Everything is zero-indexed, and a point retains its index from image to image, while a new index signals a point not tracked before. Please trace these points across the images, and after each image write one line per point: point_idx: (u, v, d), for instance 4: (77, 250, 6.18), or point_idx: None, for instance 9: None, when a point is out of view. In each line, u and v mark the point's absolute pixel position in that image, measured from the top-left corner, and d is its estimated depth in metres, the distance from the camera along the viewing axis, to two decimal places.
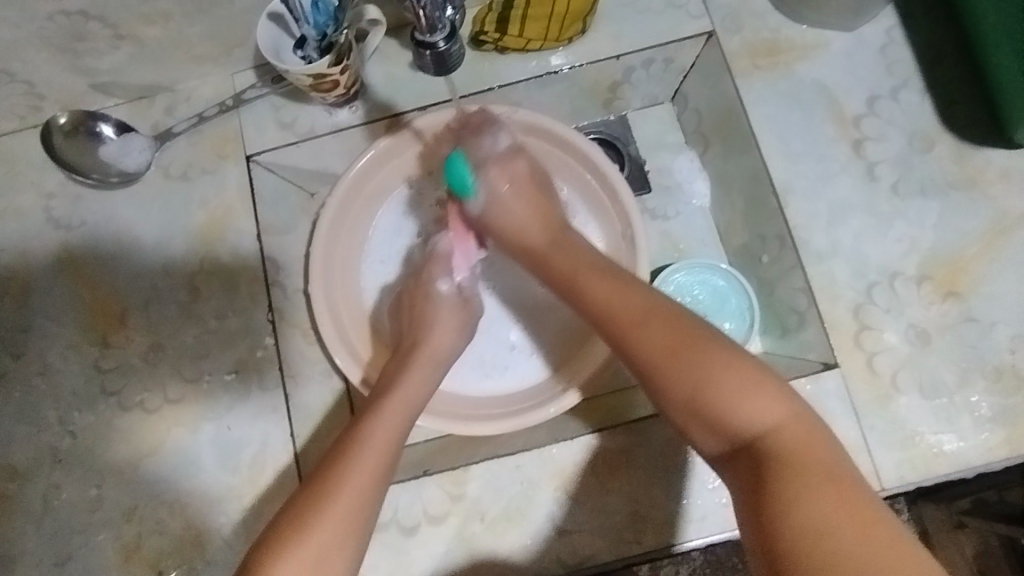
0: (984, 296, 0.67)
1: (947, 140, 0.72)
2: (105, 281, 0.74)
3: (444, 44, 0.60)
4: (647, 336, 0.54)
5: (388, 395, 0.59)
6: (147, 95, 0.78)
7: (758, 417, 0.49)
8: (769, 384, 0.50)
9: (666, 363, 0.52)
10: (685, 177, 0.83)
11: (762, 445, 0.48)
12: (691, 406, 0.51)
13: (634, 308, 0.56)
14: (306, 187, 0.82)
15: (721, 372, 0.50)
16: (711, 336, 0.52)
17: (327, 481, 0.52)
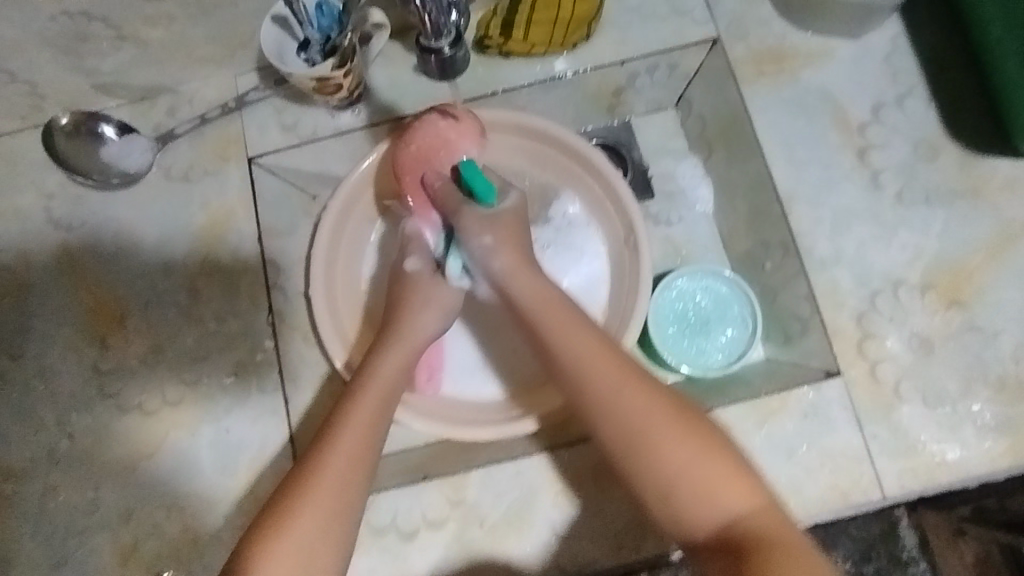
0: (987, 305, 0.67)
1: (951, 149, 0.71)
2: (105, 282, 0.74)
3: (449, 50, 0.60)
4: (638, 411, 0.54)
5: (368, 385, 0.60)
6: (149, 96, 0.78)
7: (736, 503, 0.50)
8: (743, 474, 0.51)
9: (648, 442, 0.53)
10: (687, 184, 0.83)
11: (739, 531, 0.49)
12: (673, 487, 0.51)
13: (623, 379, 0.56)
14: (308, 189, 0.80)
15: (705, 459, 0.52)
16: (689, 418, 0.54)
17: (309, 475, 0.53)
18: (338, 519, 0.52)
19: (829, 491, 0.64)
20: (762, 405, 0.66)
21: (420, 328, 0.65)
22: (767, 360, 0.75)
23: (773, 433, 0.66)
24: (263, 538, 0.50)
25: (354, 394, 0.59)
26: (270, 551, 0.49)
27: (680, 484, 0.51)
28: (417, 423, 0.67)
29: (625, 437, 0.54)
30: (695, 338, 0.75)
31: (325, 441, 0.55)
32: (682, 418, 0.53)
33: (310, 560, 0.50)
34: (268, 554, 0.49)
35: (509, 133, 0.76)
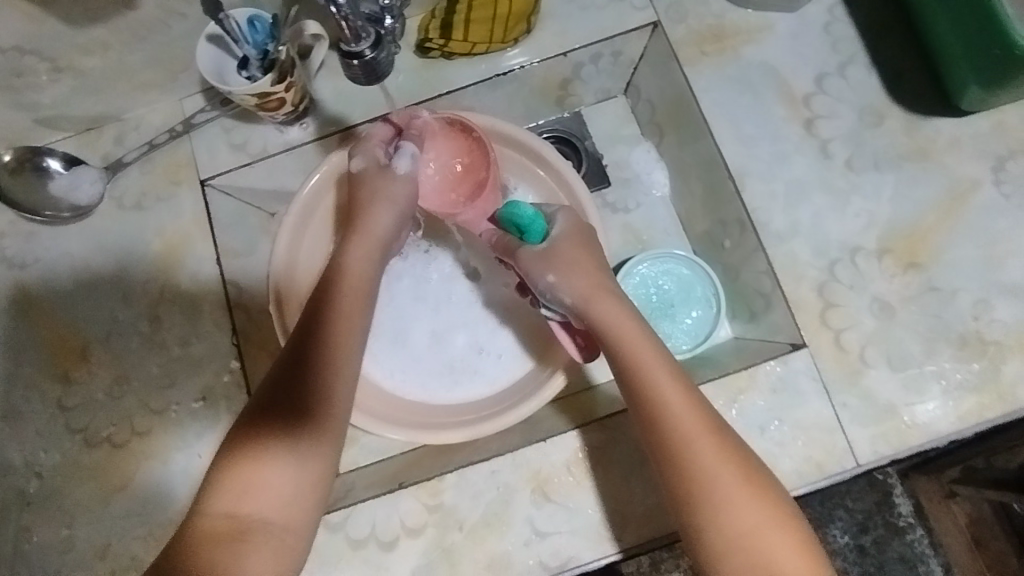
0: (944, 265, 0.68)
1: (896, 114, 0.72)
2: (64, 317, 0.73)
3: (372, 52, 0.58)
4: (707, 463, 0.53)
5: (345, 269, 0.62)
6: (94, 126, 0.77)
7: (788, 561, 0.50)
8: (804, 549, 0.51)
9: (723, 493, 0.52)
10: (643, 169, 0.84)
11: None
12: (729, 535, 0.51)
13: (698, 422, 0.55)
14: (265, 208, 0.83)
15: (771, 526, 0.51)
16: (764, 485, 0.53)
17: (308, 360, 0.55)
18: (340, 406, 0.55)
19: (804, 463, 0.64)
20: (730, 383, 0.66)
21: (371, 231, 0.65)
22: (734, 338, 0.76)
23: (744, 410, 0.66)
24: (276, 424, 0.53)
25: (339, 280, 0.61)
26: (282, 432, 0.53)
27: (737, 535, 0.51)
28: (391, 432, 0.67)
29: (690, 479, 0.53)
30: (660, 322, 0.77)
31: (318, 327, 0.57)
32: (750, 475, 0.53)
33: (321, 433, 0.54)
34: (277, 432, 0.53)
35: None
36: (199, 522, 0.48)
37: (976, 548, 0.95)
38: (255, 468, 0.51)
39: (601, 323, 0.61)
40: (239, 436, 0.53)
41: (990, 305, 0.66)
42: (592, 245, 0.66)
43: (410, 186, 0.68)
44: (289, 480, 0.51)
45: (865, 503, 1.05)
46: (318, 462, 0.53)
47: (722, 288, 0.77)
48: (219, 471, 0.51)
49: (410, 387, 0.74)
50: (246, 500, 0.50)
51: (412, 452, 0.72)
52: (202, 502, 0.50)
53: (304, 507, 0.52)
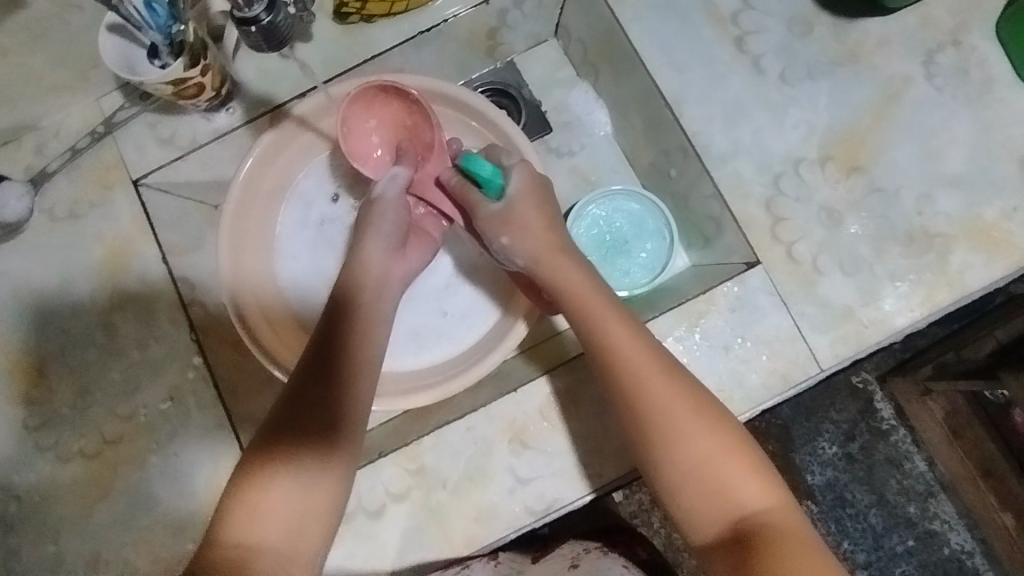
0: (885, 165, 0.68)
1: (824, 20, 0.71)
2: (13, 338, 0.71)
3: (268, 16, 0.59)
4: (675, 408, 0.54)
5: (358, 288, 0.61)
6: (11, 138, 0.74)
7: (751, 493, 0.51)
8: (758, 470, 0.52)
9: (682, 427, 0.53)
10: (583, 109, 0.83)
11: (751, 521, 0.50)
12: (694, 473, 0.52)
13: (653, 367, 0.55)
14: (208, 200, 0.78)
15: (724, 453, 0.52)
16: (715, 413, 0.54)
17: (327, 379, 0.54)
18: (354, 422, 0.54)
19: (769, 376, 0.66)
20: (689, 309, 0.67)
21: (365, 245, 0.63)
22: (691, 265, 0.77)
23: (706, 332, 0.66)
24: (283, 447, 0.51)
25: (353, 296, 0.60)
26: (294, 445, 0.51)
27: (704, 472, 0.52)
28: (369, 404, 0.66)
29: (652, 421, 0.53)
30: (616, 260, 0.77)
31: (328, 342, 0.56)
32: (708, 411, 0.54)
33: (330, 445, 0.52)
34: (290, 445, 0.51)
35: None
36: (218, 546, 0.47)
37: (953, 438, 0.99)
38: (262, 492, 0.49)
39: (562, 284, 0.61)
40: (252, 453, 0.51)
41: (933, 198, 0.67)
42: (548, 198, 0.66)
43: (395, 208, 0.65)
44: (298, 503, 0.49)
45: (849, 413, 1.08)
46: (326, 482, 0.51)
47: (672, 217, 0.78)
48: (235, 491, 0.49)
49: (380, 357, 0.74)
50: (252, 524, 0.47)
51: (390, 421, 0.73)
52: (220, 523, 0.48)
53: (316, 528, 0.49)
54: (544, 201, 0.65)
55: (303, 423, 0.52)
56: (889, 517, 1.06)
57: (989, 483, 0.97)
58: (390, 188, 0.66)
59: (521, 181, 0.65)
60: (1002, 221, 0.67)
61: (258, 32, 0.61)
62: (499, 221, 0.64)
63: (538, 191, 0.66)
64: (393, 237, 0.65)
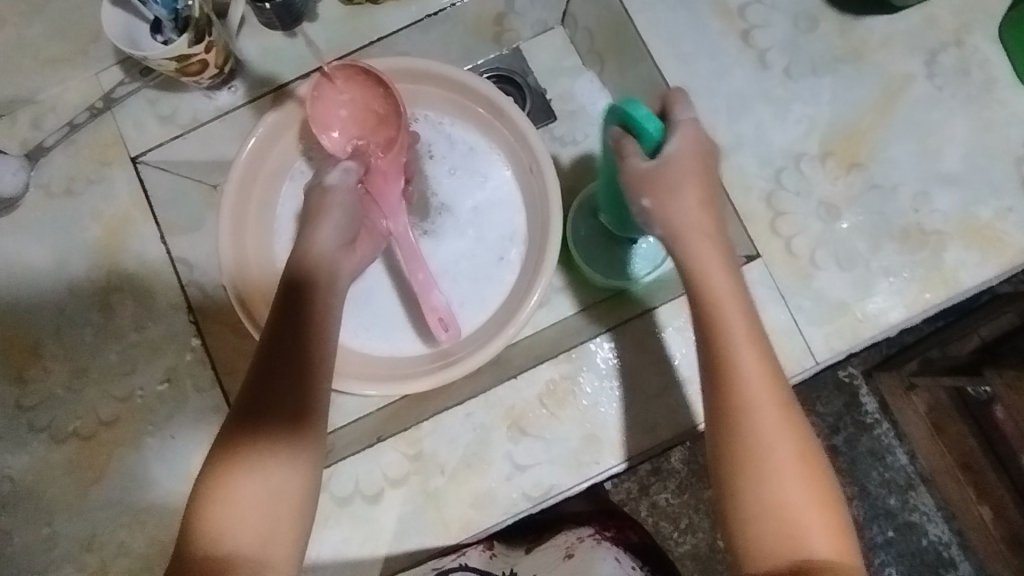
0: (884, 162, 0.69)
1: (830, 17, 0.72)
2: (7, 317, 0.70)
3: None
4: (772, 437, 0.49)
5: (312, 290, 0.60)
6: (6, 112, 0.73)
7: (825, 539, 0.47)
8: (840, 526, 0.48)
9: (786, 463, 0.48)
10: (588, 100, 0.83)
11: (819, 571, 0.46)
12: (771, 509, 0.47)
13: (773, 396, 0.50)
14: (206, 180, 0.77)
15: (814, 500, 0.48)
16: (816, 458, 0.50)
17: (289, 373, 0.54)
18: (315, 426, 0.54)
19: None
20: (688, 300, 0.68)
21: (318, 234, 0.64)
22: None
23: None
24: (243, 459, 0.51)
25: (308, 298, 0.59)
26: (259, 446, 0.52)
27: (778, 507, 0.47)
28: (362, 388, 0.67)
29: (751, 450, 0.49)
30: (615, 251, 0.75)
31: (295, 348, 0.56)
32: (800, 447, 0.49)
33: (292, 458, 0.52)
34: (252, 447, 0.52)
35: None
36: (189, 544, 0.49)
37: (935, 432, 1.01)
38: (226, 504, 0.50)
39: (698, 272, 0.53)
40: (220, 452, 0.52)
41: (929, 196, 0.68)
42: (709, 173, 0.57)
43: (347, 195, 0.66)
44: (262, 514, 0.50)
45: (834, 406, 1.10)
46: (292, 494, 0.52)
47: None
48: (206, 490, 0.51)
49: (378, 342, 0.75)
50: (223, 538, 0.49)
51: (389, 405, 0.72)
52: (191, 517, 0.50)
53: (282, 540, 0.50)
54: (709, 175, 0.57)
55: (267, 419, 0.53)
56: (872, 509, 1.08)
57: (970, 476, 0.99)
58: (342, 178, 0.67)
59: (686, 144, 0.56)
60: (995, 221, 0.68)
61: (273, 10, 0.70)
62: (676, 178, 0.55)
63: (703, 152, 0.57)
64: (348, 225, 0.65)
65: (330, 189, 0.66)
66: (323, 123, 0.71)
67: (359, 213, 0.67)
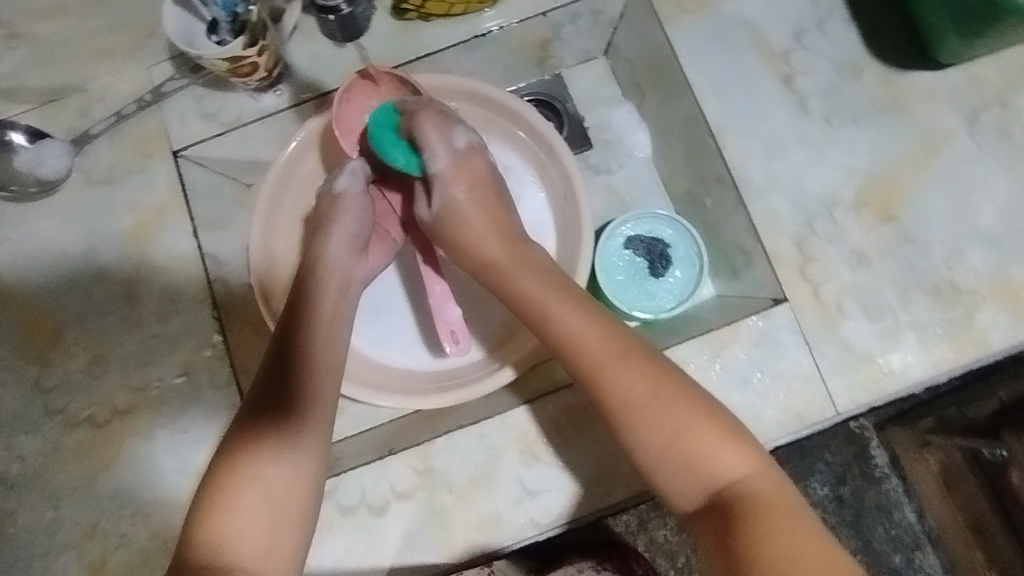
0: (919, 216, 0.69)
1: (874, 68, 0.72)
2: (36, 297, 0.71)
3: (347, 7, 0.72)
4: (636, 385, 0.56)
5: (313, 305, 0.61)
6: (57, 97, 0.74)
7: (731, 463, 0.53)
8: (733, 440, 0.54)
9: (652, 405, 0.55)
10: (625, 131, 0.84)
11: (733, 489, 0.52)
12: (666, 451, 0.54)
13: (613, 350, 0.57)
14: (241, 178, 0.80)
15: (698, 423, 0.54)
16: (682, 385, 0.56)
17: (278, 378, 0.57)
18: (307, 430, 0.55)
19: (785, 414, 0.66)
20: (712, 339, 0.67)
21: (330, 243, 0.66)
22: (716, 296, 0.77)
23: (727, 364, 0.67)
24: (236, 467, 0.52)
25: (306, 311, 0.61)
26: (256, 455, 0.53)
27: (679, 451, 0.54)
28: (377, 400, 0.67)
29: (619, 409, 0.56)
30: (644, 283, 0.77)
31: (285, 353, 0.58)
32: (683, 396, 0.55)
33: (291, 466, 0.53)
34: (252, 456, 0.53)
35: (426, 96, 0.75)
36: (188, 557, 0.49)
37: (947, 492, 1.01)
38: (225, 511, 0.50)
39: (517, 283, 0.63)
40: (219, 466, 0.53)
41: (963, 254, 0.68)
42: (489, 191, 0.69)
43: (361, 202, 0.69)
44: (261, 521, 0.51)
45: (843, 456, 1.08)
46: (292, 500, 0.53)
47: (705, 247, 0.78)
48: (206, 502, 0.51)
49: (396, 354, 0.75)
50: (224, 550, 0.49)
51: (401, 418, 0.72)
52: (189, 531, 0.51)
53: (283, 546, 0.51)
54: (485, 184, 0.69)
55: (263, 426, 0.55)
56: (875, 565, 1.06)
57: (979, 539, 0.98)
58: (353, 184, 0.69)
59: (455, 172, 0.68)
60: None
61: (336, 21, 0.73)
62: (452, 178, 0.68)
63: (473, 166, 0.69)
64: (360, 231, 0.68)
65: (342, 195, 0.69)
66: (349, 127, 0.71)
67: (369, 220, 0.69)
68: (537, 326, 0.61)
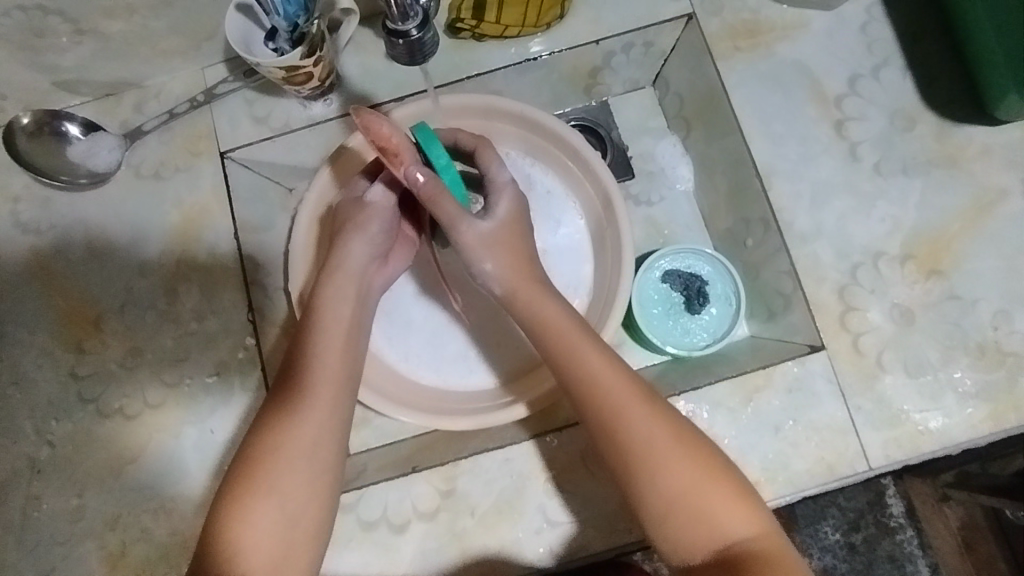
0: (966, 274, 0.68)
1: (928, 119, 0.72)
2: (78, 285, 0.72)
3: (417, 32, 0.60)
4: (652, 432, 0.54)
5: (325, 309, 0.61)
6: (114, 92, 0.76)
7: (739, 524, 0.51)
8: (745, 502, 0.52)
9: (667, 455, 0.53)
10: (668, 163, 0.84)
11: (739, 550, 0.50)
12: (676, 504, 0.52)
13: (632, 395, 0.55)
14: (284, 182, 0.81)
15: (711, 481, 0.52)
16: (700, 442, 0.54)
17: (294, 389, 0.56)
18: (313, 438, 0.54)
19: (816, 464, 0.65)
20: (746, 382, 0.66)
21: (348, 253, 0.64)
22: (751, 337, 0.77)
23: (759, 409, 0.66)
24: (247, 479, 0.52)
25: (320, 316, 0.60)
26: (274, 464, 0.52)
27: (687, 504, 0.52)
28: (405, 415, 0.67)
29: (632, 456, 0.53)
30: (679, 318, 0.77)
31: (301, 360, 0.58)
32: (698, 451, 0.53)
33: (302, 478, 0.52)
34: (270, 467, 0.52)
35: (473, 116, 0.75)
36: (208, 565, 0.49)
37: (965, 551, 0.97)
38: (239, 524, 0.50)
39: (539, 311, 0.61)
40: (237, 473, 0.52)
41: (1009, 315, 0.67)
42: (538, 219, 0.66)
43: (388, 212, 0.67)
44: (273, 534, 0.50)
45: (858, 502, 1.05)
46: (306, 512, 0.52)
47: (744, 286, 0.77)
48: (225, 511, 0.51)
49: (425, 371, 0.74)
50: (236, 562, 0.49)
51: (425, 435, 0.72)
52: (209, 539, 0.50)
53: (294, 560, 0.51)
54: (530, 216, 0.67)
55: (277, 435, 0.53)
56: None
57: None
58: (384, 196, 0.67)
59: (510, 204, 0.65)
60: None
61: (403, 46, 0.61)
62: (488, 241, 0.62)
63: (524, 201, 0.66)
64: (378, 243, 0.66)
65: (371, 205, 0.66)
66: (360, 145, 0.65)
67: (390, 232, 0.68)
68: (555, 359, 0.59)
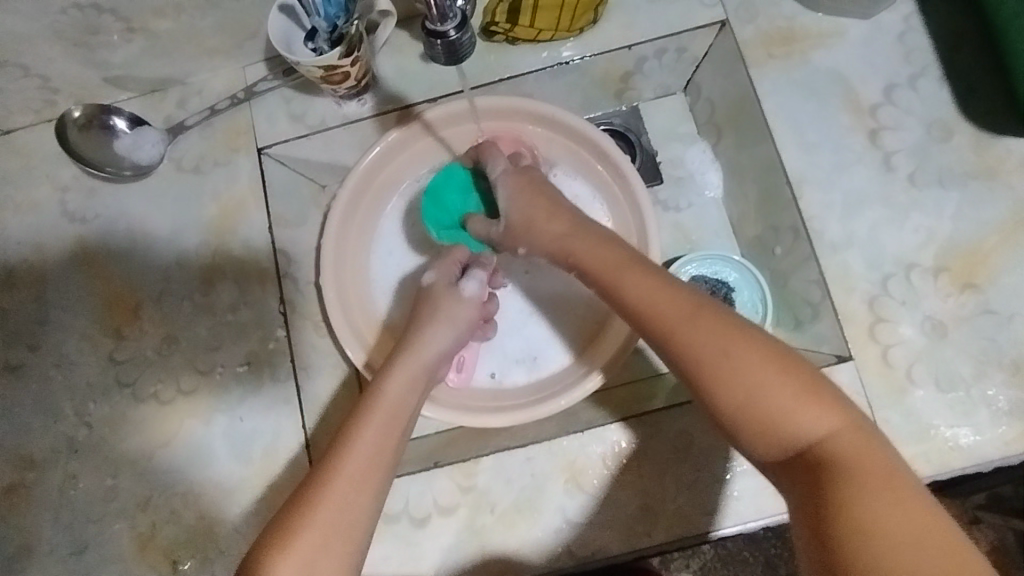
0: (1003, 288, 0.66)
1: (965, 131, 0.70)
2: (119, 273, 0.75)
3: (456, 33, 0.62)
4: (704, 343, 0.49)
5: (384, 395, 0.58)
6: (158, 88, 0.79)
7: (815, 423, 0.46)
8: (823, 398, 0.46)
9: (717, 369, 0.48)
10: (697, 169, 0.83)
11: (816, 453, 0.45)
12: (737, 414, 0.48)
13: (679, 309, 0.52)
14: (317, 179, 0.83)
15: (776, 380, 0.47)
16: (760, 342, 0.48)
17: (336, 454, 0.53)
18: (351, 510, 0.50)
19: None
20: None
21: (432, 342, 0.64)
22: None
23: None
24: (276, 542, 0.48)
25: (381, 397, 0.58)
26: (306, 526, 0.48)
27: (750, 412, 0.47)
28: (427, 410, 0.67)
29: (690, 374, 0.50)
30: None
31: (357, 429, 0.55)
32: (755, 356, 0.47)
33: (331, 547, 0.48)
34: (304, 529, 0.48)
35: (494, 117, 0.76)
36: None
37: None
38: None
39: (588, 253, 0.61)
40: (271, 535, 0.49)
41: None
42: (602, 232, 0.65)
43: (474, 312, 0.68)
44: None
45: None
46: None
47: (771, 294, 0.76)
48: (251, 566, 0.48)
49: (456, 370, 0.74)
50: None
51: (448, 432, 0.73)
52: None
53: None
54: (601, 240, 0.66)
55: (318, 499, 0.50)
56: None
57: None
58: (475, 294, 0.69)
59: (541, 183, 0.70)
60: None
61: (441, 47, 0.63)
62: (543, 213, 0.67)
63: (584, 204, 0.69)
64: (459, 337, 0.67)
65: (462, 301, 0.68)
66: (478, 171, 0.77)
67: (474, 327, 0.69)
68: (606, 290, 0.58)
